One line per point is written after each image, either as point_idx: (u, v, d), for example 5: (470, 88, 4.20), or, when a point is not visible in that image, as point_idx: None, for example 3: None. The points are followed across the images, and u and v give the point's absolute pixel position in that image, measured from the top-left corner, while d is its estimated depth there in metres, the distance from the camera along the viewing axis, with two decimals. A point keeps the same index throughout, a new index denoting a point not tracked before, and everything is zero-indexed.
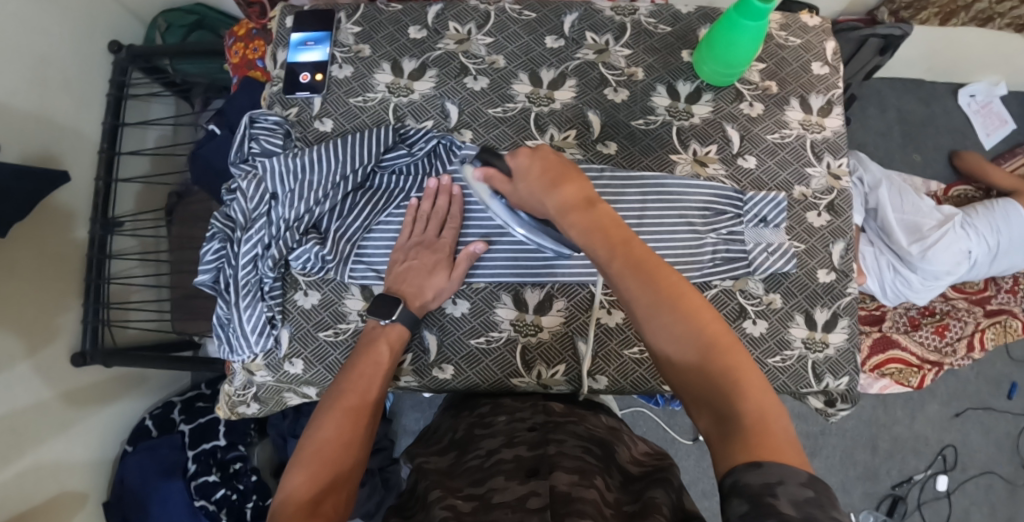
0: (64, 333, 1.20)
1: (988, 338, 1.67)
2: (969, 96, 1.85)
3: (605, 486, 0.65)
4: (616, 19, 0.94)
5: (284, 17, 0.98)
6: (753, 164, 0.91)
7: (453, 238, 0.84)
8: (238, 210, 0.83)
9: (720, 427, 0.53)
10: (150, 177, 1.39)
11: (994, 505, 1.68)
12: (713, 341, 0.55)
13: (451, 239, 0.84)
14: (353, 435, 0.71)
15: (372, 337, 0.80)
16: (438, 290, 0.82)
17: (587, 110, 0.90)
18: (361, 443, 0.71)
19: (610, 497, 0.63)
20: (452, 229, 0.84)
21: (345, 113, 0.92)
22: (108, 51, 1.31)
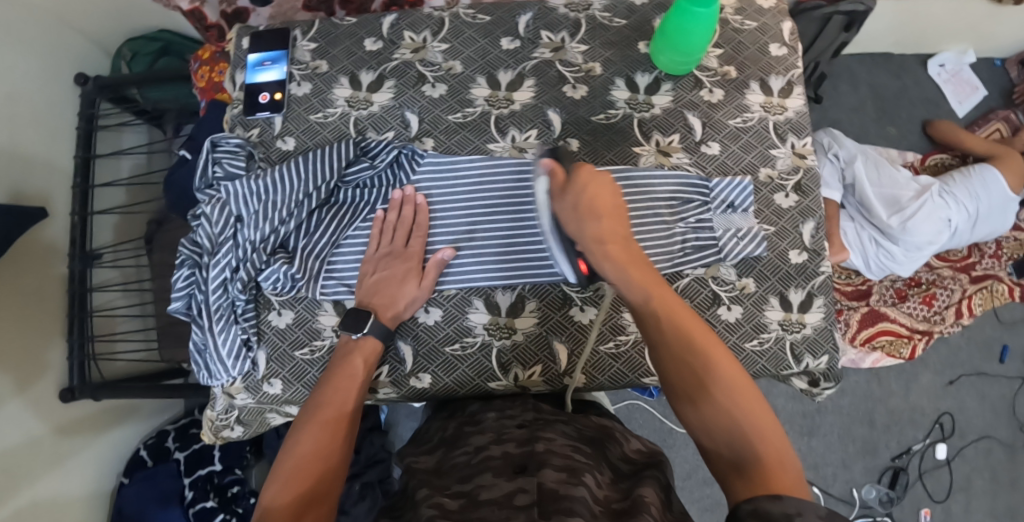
0: (51, 369, 1.19)
1: (976, 303, 1.70)
2: (939, 65, 1.84)
3: (595, 482, 0.64)
4: (570, 16, 0.94)
5: (240, 38, 0.97)
6: (717, 150, 0.91)
7: (422, 247, 0.84)
8: (204, 235, 0.84)
9: (736, 456, 0.60)
10: (127, 206, 1.38)
11: (995, 469, 1.68)
12: (732, 381, 0.63)
13: (420, 248, 0.83)
14: (332, 447, 0.71)
15: (347, 350, 0.80)
16: (410, 300, 0.82)
17: (547, 109, 0.90)
18: (341, 454, 0.71)
19: (600, 493, 0.63)
20: (420, 237, 0.84)
21: (306, 130, 0.92)
22: (75, 84, 1.31)
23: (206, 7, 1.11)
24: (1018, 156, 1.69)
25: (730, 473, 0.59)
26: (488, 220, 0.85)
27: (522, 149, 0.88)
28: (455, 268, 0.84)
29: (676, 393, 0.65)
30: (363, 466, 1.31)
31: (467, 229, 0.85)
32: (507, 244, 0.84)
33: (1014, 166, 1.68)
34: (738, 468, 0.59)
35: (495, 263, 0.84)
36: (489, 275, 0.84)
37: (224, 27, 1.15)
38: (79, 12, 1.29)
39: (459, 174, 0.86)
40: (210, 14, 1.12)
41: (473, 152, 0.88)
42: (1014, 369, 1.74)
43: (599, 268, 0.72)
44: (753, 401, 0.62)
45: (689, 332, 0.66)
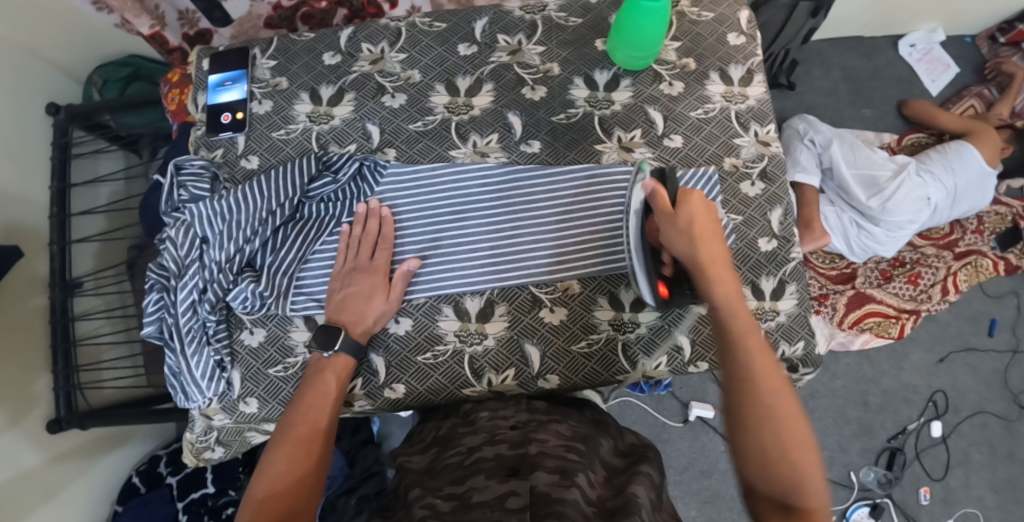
0: (40, 402, 1.19)
1: (961, 279, 1.69)
2: (910, 46, 1.85)
3: (588, 482, 0.64)
4: (526, 18, 0.94)
5: (201, 60, 0.97)
6: (680, 143, 0.91)
7: (389, 256, 0.84)
8: (170, 258, 0.84)
9: (782, 497, 0.62)
10: (106, 233, 1.37)
11: (992, 442, 1.68)
12: (795, 432, 0.65)
13: (387, 258, 0.83)
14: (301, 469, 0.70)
15: (317, 368, 0.80)
16: (380, 313, 0.82)
17: (507, 112, 0.90)
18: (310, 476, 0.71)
19: (592, 490, 0.63)
20: (388, 248, 0.84)
21: (269, 148, 0.92)
22: (46, 114, 1.30)
23: (167, 30, 1.09)
24: (991, 130, 1.70)
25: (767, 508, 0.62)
26: (451, 227, 0.85)
27: (484, 154, 0.88)
28: (419, 275, 0.84)
29: (739, 418, 0.66)
30: (358, 480, 1.30)
31: (434, 239, 0.85)
32: (472, 250, 0.84)
33: (988, 141, 1.69)
34: (784, 510, 0.61)
35: (462, 269, 0.84)
36: (455, 282, 0.84)
37: (187, 49, 1.14)
38: (46, 42, 1.28)
39: (420, 183, 0.87)
40: (172, 37, 1.11)
41: (435, 160, 0.88)
42: (1003, 342, 1.74)
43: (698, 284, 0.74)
44: (807, 458, 0.64)
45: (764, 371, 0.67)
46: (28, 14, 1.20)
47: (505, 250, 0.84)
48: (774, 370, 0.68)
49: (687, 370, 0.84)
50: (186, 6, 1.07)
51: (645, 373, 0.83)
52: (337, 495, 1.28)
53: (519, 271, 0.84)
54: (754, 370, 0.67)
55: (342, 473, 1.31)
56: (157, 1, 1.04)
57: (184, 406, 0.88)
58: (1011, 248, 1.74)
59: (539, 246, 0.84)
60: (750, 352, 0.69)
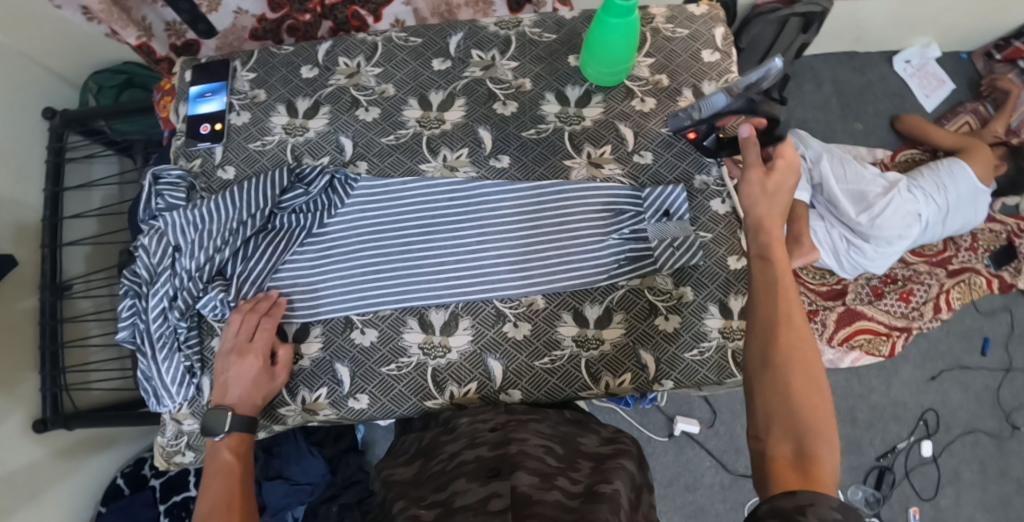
0: (25, 402, 1.20)
1: (954, 297, 1.68)
2: (904, 61, 1.85)
3: (569, 480, 0.65)
4: (500, 33, 0.95)
5: (184, 70, 0.99)
6: (649, 160, 0.91)
7: (270, 333, 0.82)
8: (143, 265, 0.85)
9: (792, 448, 0.59)
10: (98, 237, 1.39)
11: (983, 462, 1.66)
12: (815, 389, 0.62)
13: (267, 333, 0.82)
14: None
15: (213, 454, 0.79)
16: (267, 389, 0.81)
17: (478, 127, 0.91)
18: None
19: (573, 486, 0.64)
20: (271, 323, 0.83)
21: (245, 158, 0.93)
22: (40, 119, 1.33)
23: (154, 41, 1.10)
24: (986, 147, 1.68)
25: (780, 461, 0.58)
26: (413, 243, 0.86)
27: (454, 168, 0.89)
28: (350, 293, 0.86)
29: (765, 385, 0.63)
30: (339, 488, 1.31)
31: (400, 251, 0.86)
32: (432, 267, 0.85)
33: (981, 158, 1.67)
34: (795, 458, 0.58)
35: (414, 287, 0.85)
36: (388, 299, 0.85)
37: (174, 60, 1.14)
38: (42, 49, 1.31)
39: (391, 200, 0.88)
40: (159, 47, 1.11)
41: (405, 173, 0.89)
42: (996, 360, 1.73)
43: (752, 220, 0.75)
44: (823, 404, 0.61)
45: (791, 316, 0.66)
46: (24, 21, 1.23)
47: (464, 269, 0.85)
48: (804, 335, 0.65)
49: (651, 387, 0.84)
50: (172, 17, 1.09)
51: (608, 389, 0.83)
52: (316, 502, 1.28)
53: (476, 288, 0.85)
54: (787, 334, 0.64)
55: (324, 480, 1.30)
56: (143, 13, 1.06)
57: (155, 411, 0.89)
58: (1005, 266, 1.73)
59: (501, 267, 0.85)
60: (786, 317, 0.65)
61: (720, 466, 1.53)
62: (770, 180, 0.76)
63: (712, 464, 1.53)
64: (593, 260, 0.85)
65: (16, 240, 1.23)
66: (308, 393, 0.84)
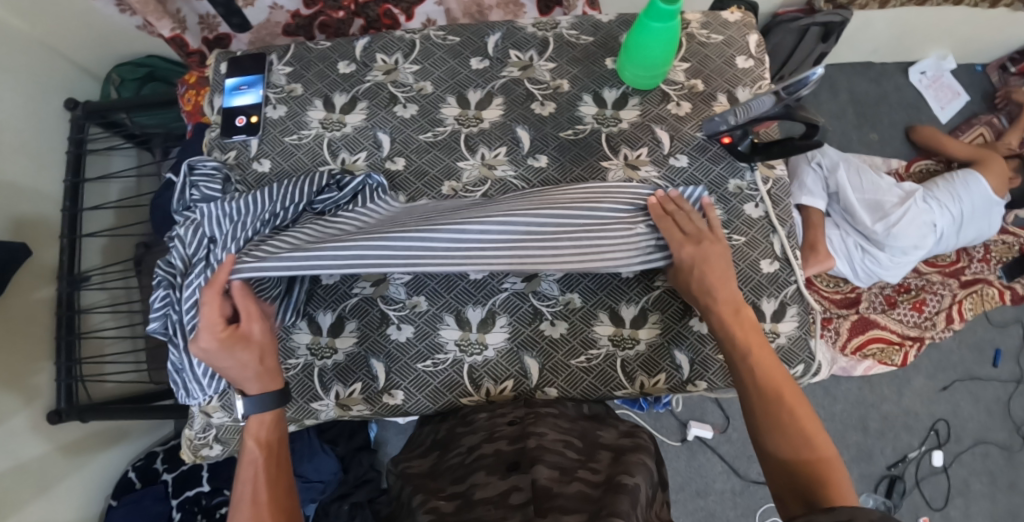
0: (40, 394, 1.20)
1: (966, 308, 1.69)
2: (920, 73, 1.87)
3: (590, 472, 0.66)
4: (538, 34, 0.97)
5: (218, 63, 0.98)
6: (685, 163, 0.91)
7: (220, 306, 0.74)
8: (177, 255, 0.83)
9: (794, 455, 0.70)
10: (114, 229, 1.38)
11: (993, 474, 1.66)
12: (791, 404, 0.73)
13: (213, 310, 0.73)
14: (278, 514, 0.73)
15: (249, 430, 0.78)
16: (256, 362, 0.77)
17: (515, 126, 0.92)
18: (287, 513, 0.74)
19: (594, 475, 0.65)
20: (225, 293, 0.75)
21: (281, 152, 0.93)
22: (63, 110, 1.33)
23: (187, 33, 1.10)
24: (1000, 159, 1.69)
25: (784, 476, 0.70)
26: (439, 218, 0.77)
27: (492, 166, 0.89)
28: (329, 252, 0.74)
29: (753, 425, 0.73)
30: (351, 486, 1.31)
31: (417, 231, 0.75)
32: (453, 231, 0.75)
33: (996, 170, 1.68)
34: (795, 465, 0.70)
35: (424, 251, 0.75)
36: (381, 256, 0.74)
37: (206, 53, 1.14)
38: (69, 41, 1.31)
39: (433, 198, 0.88)
40: (192, 40, 1.11)
41: (444, 170, 0.90)
42: (1007, 372, 1.74)
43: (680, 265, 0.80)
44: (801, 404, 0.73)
45: (752, 344, 0.76)
46: (50, 11, 1.23)
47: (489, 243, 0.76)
48: (775, 367, 0.75)
49: (684, 388, 0.84)
50: (207, 10, 1.09)
51: (642, 389, 0.83)
52: (331, 498, 1.29)
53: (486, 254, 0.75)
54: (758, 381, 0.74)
55: (336, 478, 1.30)
56: (178, 5, 1.06)
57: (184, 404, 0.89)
58: (1018, 278, 1.73)
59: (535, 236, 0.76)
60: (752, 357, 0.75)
61: (732, 471, 1.53)
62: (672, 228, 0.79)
63: (723, 470, 1.53)
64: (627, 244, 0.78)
65: (15, 234, 1.17)
66: (341, 389, 0.84)
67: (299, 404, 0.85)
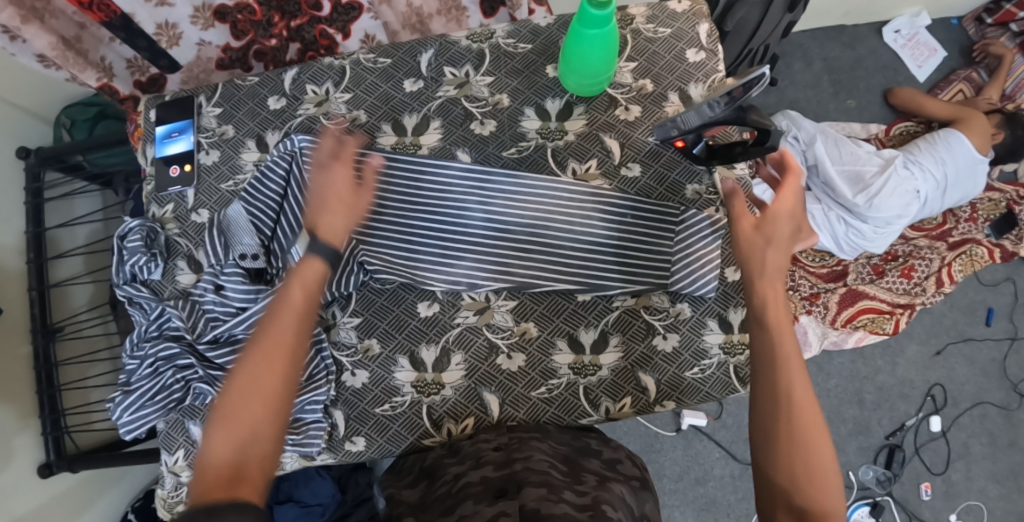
0: (23, 452, 1.09)
1: (957, 270, 1.63)
2: (894, 32, 1.80)
3: (575, 493, 0.62)
4: (473, 47, 0.92)
5: (148, 110, 0.95)
6: (638, 172, 0.88)
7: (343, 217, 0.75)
8: (122, 397, 0.82)
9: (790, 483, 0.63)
10: (95, 273, 1.27)
11: (992, 433, 1.65)
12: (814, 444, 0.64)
13: (340, 228, 0.75)
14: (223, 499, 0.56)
15: None
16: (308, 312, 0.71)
17: (456, 149, 0.88)
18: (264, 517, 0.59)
19: (580, 497, 0.61)
20: (305, 269, 0.73)
21: (219, 200, 0.90)
22: (14, 159, 1.19)
23: (115, 80, 1.05)
24: (980, 116, 1.65)
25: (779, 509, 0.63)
26: (403, 217, 0.83)
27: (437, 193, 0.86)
28: (499, 189, 0.83)
29: (769, 447, 0.65)
30: (350, 507, 1.19)
31: (370, 227, 0.83)
32: (401, 224, 0.83)
33: (977, 128, 1.64)
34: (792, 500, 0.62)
35: (576, 206, 0.83)
36: (533, 214, 0.83)
37: (139, 98, 1.09)
38: None
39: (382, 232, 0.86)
40: (122, 86, 1.06)
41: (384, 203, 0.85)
42: (1001, 330, 1.71)
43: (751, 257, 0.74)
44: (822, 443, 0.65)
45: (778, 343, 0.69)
46: None
47: (592, 238, 0.83)
48: (804, 398, 0.66)
49: (653, 409, 0.82)
50: (132, 54, 1.03)
51: (609, 415, 0.81)
52: None
53: (448, 213, 0.83)
54: (788, 406, 0.65)
55: (333, 500, 1.18)
56: (102, 53, 1.00)
57: (184, 427, 0.86)
58: (1006, 235, 1.68)
59: (632, 231, 0.83)
60: (789, 388, 0.66)
61: (730, 457, 1.50)
62: (765, 228, 0.74)
63: (722, 455, 1.50)
64: (640, 280, 0.83)
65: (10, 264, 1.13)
66: (300, 445, 0.79)
67: None
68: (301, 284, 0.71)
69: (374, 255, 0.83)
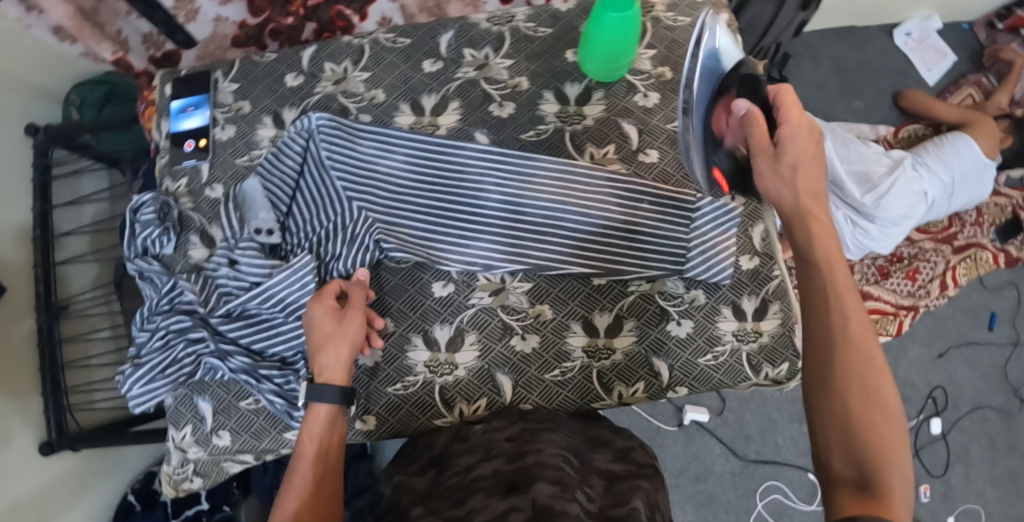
0: (26, 428, 1.07)
1: (960, 274, 1.66)
2: (905, 34, 1.80)
3: (586, 497, 0.60)
4: (493, 30, 0.92)
5: (163, 84, 0.94)
6: (655, 158, 0.87)
7: (347, 347, 0.74)
8: (131, 370, 0.82)
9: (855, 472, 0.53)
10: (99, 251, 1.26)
11: (993, 437, 1.65)
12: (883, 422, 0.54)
13: (341, 363, 0.73)
14: None
15: None
16: (329, 461, 0.69)
17: (473, 130, 0.87)
18: None
19: (590, 503, 0.59)
20: (311, 423, 0.72)
21: (233, 175, 0.90)
22: (22, 136, 1.16)
23: (131, 54, 1.04)
24: (990, 123, 1.65)
25: (843, 490, 0.52)
26: (419, 197, 0.84)
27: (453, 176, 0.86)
28: (516, 171, 0.83)
29: (827, 407, 0.55)
30: (350, 494, 1.16)
31: (386, 206, 0.84)
32: (417, 205, 0.84)
33: (986, 133, 1.64)
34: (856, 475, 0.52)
35: (592, 191, 0.83)
36: (548, 197, 0.83)
37: (153, 73, 1.09)
38: None
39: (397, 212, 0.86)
40: (137, 60, 1.06)
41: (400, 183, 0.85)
42: (1003, 335, 1.71)
43: (780, 194, 0.65)
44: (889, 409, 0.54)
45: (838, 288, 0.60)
46: None
47: (607, 222, 0.83)
48: (867, 347, 0.56)
49: (665, 395, 0.82)
50: (149, 29, 1.03)
51: (621, 399, 0.81)
52: None
53: (464, 195, 0.84)
54: (843, 358, 0.56)
55: None
56: (118, 26, 1.00)
57: (192, 402, 0.85)
58: (1011, 240, 1.70)
59: (647, 216, 0.83)
60: (848, 336, 0.57)
61: (731, 453, 1.50)
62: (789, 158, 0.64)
63: (723, 451, 1.50)
64: (654, 265, 0.83)
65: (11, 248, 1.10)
66: None
67: (273, 435, 0.84)
68: (311, 437, 0.70)
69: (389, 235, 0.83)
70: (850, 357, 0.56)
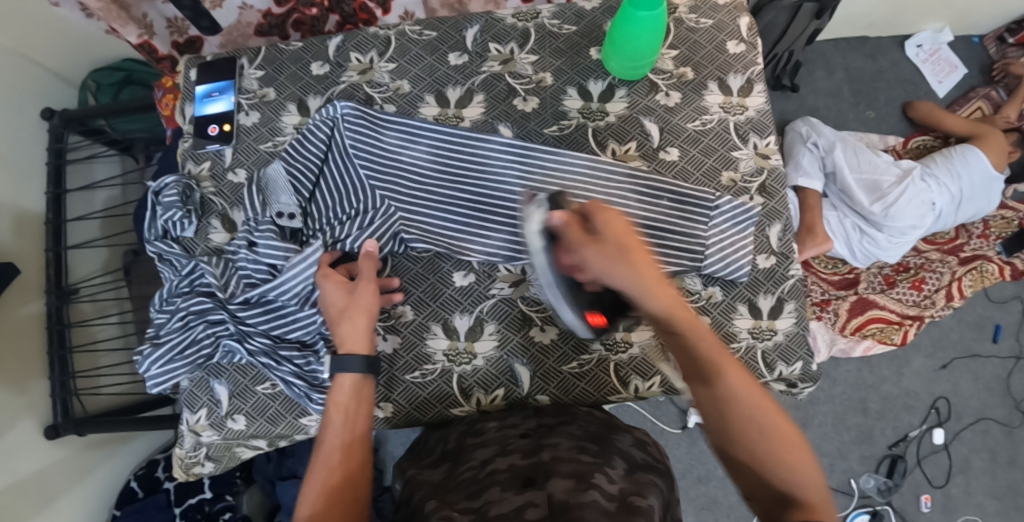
0: (32, 408, 1.07)
1: (966, 285, 1.64)
2: (916, 46, 1.82)
3: (606, 478, 0.60)
4: (518, 25, 0.93)
5: (188, 69, 0.95)
6: (676, 156, 0.88)
7: (366, 318, 0.76)
8: (150, 350, 0.83)
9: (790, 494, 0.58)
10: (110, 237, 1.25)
11: (993, 450, 1.65)
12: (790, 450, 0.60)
13: (362, 332, 0.75)
14: None
15: None
16: (358, 429, 0.71)
17: (497, 124, 0.89)
18: None
19: (610, 486, 0.59)
20: (339, 393, 0.74)
21: (256, 161, 0.91)
22: (39, 119, 1.16)
23: (155, 39, 1.05)
24: (997, 133, 1.65)
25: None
26: (439, 188, 0.84)
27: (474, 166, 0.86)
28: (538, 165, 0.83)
29: (739, 456, 0.61)
30: None
31: (408, 196, 0.84)
32: (436, 195, 0.84)
33: (994, 145, 1.64)
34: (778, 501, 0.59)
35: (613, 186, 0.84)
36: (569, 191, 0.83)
37: (176, 59, 1.10)
38: None
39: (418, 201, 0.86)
40: (161, 45, 1.07)
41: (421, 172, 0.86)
42: (1007, 348, 1.71)
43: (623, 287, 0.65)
44: (787, 433, 0.61)
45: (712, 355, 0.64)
46: None
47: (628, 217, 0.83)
48: (748, 389, 0.62)
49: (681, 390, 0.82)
50: (174, 14, 1.03)
51: (637, 392, 0.82)
52: None
53: (483, 187, 0.84)
54: (735, 412, 0.61)
55: None
56: (144, 9, 1.00)
57: (208, 385, 0.85)
58: (1016, 253, 1.67)
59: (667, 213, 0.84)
60: (731, 395, 0.62)
61: None
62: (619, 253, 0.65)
63: None
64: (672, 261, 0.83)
65: (14, 233, 1.08)
66: None
67: (288, 420, 0.84)
68: (340, 408, 0.72)
69: (411, 224, 0.84)
70: (738, 413, 0.61)
